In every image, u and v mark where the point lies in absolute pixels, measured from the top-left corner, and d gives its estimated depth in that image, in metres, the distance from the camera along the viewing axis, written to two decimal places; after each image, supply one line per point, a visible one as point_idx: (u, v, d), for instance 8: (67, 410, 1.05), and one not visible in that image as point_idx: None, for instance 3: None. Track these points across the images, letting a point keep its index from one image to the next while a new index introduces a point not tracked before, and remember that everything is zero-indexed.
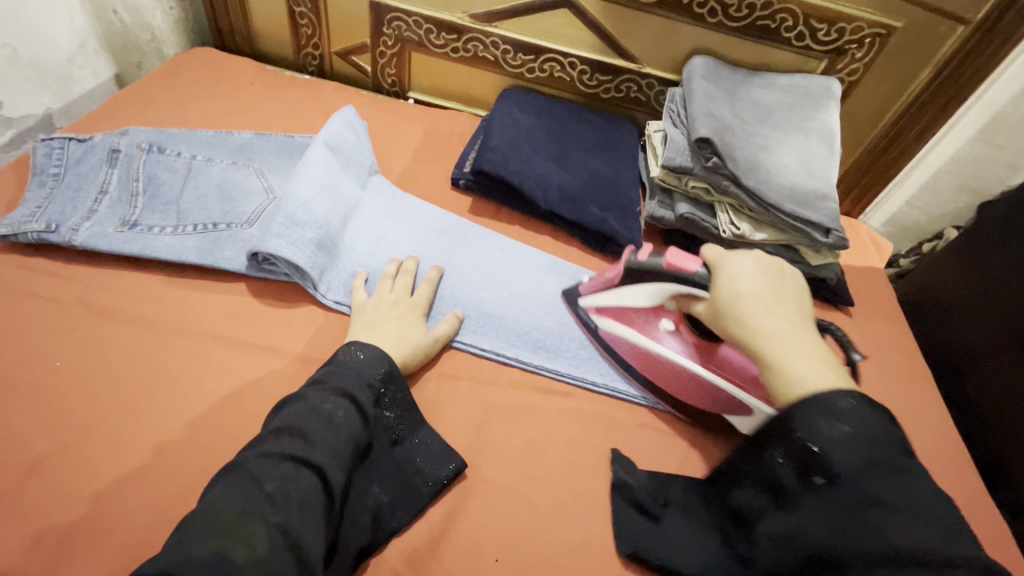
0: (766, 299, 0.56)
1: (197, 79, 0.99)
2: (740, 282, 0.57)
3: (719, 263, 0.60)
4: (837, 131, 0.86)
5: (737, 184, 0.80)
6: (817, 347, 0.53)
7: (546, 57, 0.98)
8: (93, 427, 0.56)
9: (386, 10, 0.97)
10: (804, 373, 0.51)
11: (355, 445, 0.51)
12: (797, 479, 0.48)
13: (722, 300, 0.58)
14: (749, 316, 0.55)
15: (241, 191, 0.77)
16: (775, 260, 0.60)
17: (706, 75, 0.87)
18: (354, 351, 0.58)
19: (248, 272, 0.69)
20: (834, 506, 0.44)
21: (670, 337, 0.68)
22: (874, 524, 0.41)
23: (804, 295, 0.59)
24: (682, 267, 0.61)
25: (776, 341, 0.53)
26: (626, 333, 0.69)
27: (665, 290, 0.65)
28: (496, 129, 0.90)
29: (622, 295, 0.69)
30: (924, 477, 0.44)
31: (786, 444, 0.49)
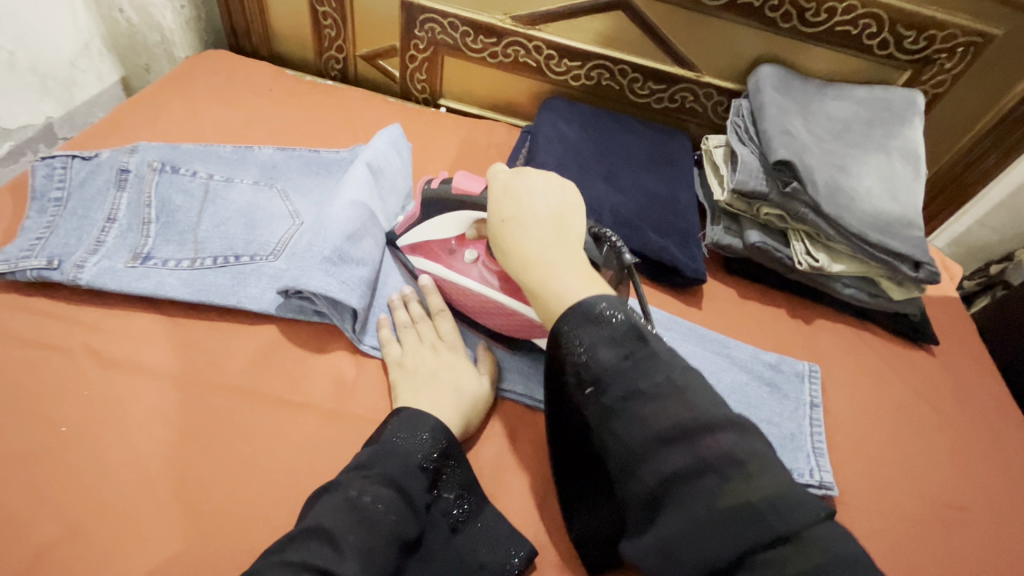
0: (529, 220, 0.51)
1: (212, 86, 0.91)
2: (510, 203, 0.52)
3: (493, 184, 0.55)
4: (922, 151, 0.78)
5: (816, 210, 0.72)
6: (584, 266, 0.48)
7: (594, 63, 0.89)
8: (106, 505, 0.49)
9: (419, 11, 0.89)
10: (563, 294, 0.46)
11: (399, 544, 0.44)
12: (572, 390, 0.45)
13: (491, 226, 0.53)
14: (509, 241, 0.50)
15: (264, 216, 0.69)
16: (552, 177, 0.55)
17: (778, 87, 0.79)
18: (397, 423, 0.51)
19: (277, 313, 0.61)
20: (607, 410, 0.42)
21: (472, 267, 0.63)
22: (642, 417, 0.41)
23: (579, 210, 0.54)
24: (470, 189, 0.59)
25: (533, 264, 0.48)
26: (436, 271, 0.64)
27: (465, 219, 0.60)
28: (541, 144, 0.82)
29: (427, 229, 0.64)
30: (670, 349, 0.44)
31: (560, 362, 0.45)
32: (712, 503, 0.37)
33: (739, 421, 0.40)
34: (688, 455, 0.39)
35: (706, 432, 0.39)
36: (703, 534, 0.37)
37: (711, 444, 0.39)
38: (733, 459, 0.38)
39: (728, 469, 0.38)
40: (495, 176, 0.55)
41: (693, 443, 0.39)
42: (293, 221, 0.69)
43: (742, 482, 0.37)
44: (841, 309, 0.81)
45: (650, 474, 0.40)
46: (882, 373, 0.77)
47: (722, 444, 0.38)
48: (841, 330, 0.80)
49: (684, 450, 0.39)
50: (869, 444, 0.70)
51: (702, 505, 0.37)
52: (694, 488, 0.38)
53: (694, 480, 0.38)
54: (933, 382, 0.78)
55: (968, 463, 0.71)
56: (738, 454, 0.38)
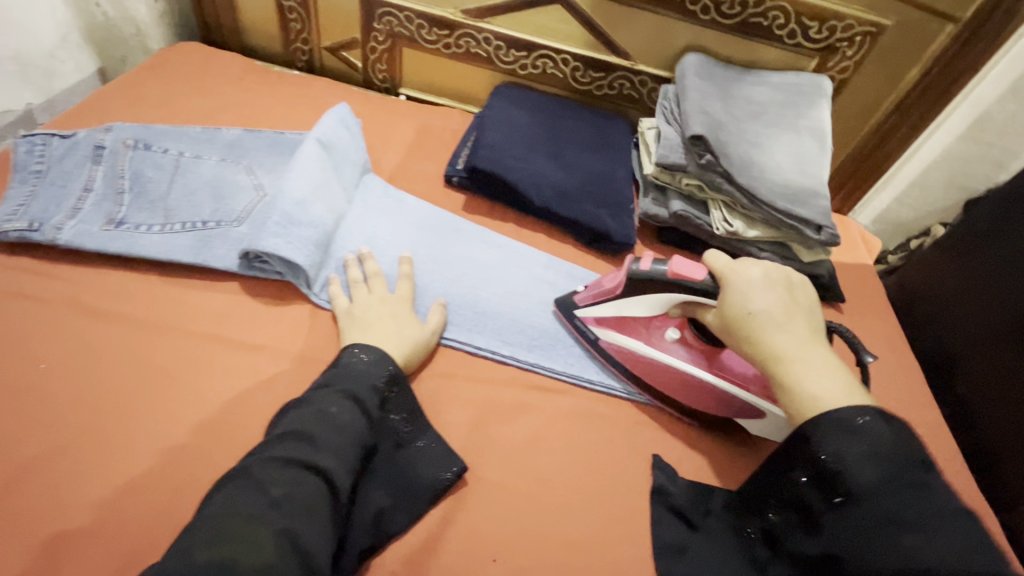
0: (779, 316, 0.56)
1: (185, 74, 0.98)
2: (755, 297, 0.57)
3: (731, 277, 0.59)
4: (828, 129, 0.87)
5: (731, 181, 0.80)
6: (829, 361, 0.54)
7: (539, 54, 0.98)
8: (82, 429, 0.55)
9: (377, 5, 0.96)
10: (820, 396, 0.51)
11: (362, 448, 0.51)
12: (819, 499, 0.49)
13: (735, 319, 0.58)
14: (762, 338, 0.55)
15: (231, 189, 0.76)
16: (782, 271, 0.60)
17: (699, 73, 0.88)
18: (357, 353, 0.57)
19: (240, 271, 0.68)
20: (859, 523, 0.45)
21: (677, 346, 0.68)
22: (898, 542, 0.42)
23: (813, 305, 0.59)
24: (690, 275, 0.62)
25: (785, 358, 0.54)
26: (627, 343, 0.69)
27: (671, 300, 0.65)
28: (488, 125, 0.90)
29: (625, 305, 0.68)
30: (947, 492, 0.44)
31: (806, 463, 0.51)
32: None
33: None
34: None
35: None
36: None
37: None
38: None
39: None
40: (747, 267, 0.60)
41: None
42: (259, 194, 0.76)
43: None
44: None
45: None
46: None
47: None
48: None
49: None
50: None
51: None
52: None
53: None
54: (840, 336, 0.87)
55: None
56: None
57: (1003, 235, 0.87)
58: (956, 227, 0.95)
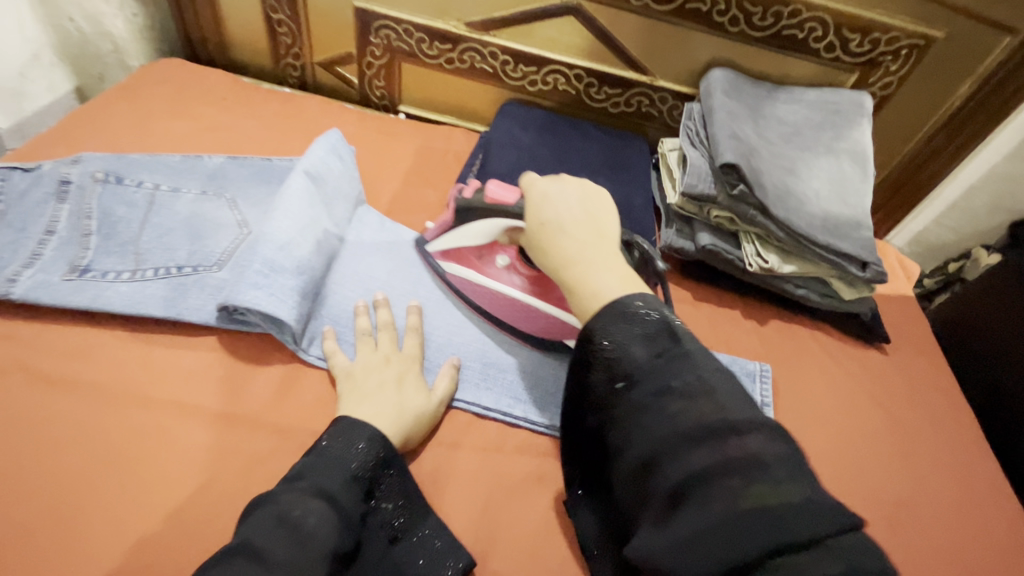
0: (570, 224, 0.53)
1: (165, 93, 0.90)
2: (550, 210, 0.55)
3: (531, 192, 0.57)
4: (870, 151, 0.79)
5: (764, 212, 0.72)
6: (614, 264, 0.51)
7: (550, 69, 0.90)
8: (30, 523, 0.48)
9: (373, 18, 0.88)
10: (599, 293, 0.49)
11: (332, 558, 0.43)
12: (601, 395, 0.46)
13: (531, 232, 0.55)
14: (550, 245, 0.53)
15: (212, 226, 0.69)
16: (584, 184, 0.58)
17: (727, 91, 0.80)
18: (336, 433, 0.50)
19: (218, 325, 0.60)
20: (635, 403, 0.43)
21: (507, 272, 0.66)
22: (667, 410, 0.41)
23: (612, 217, 0.56)
24: (504, 200, 0.60)
25: (571, 263, 0.51)
26: (464, 272, 0.68)
27: (495, 228, 0.63)
28: (495, 150, 0.82)
29: (459, 234, 0.67)
30: (708, 357, 0.45)
31: (588, 360, 0.47)
32: (737, 503, 0.36)
33: (774, 428, 0.40)
34: (714, 454, 0.38)
35: (731, 433, 0.39)
36: (724, 533, 0.35)
37: (737, 443, 0.39)
38: (757, 459, 0.38)
39: (754, 468, 0.37)
40: (547, 181, 0.58)
41: (718, 440, 0.39)
42: (242, 230, 0.69)
43: (770, 483, 0.37)
44: (794, 310, 0.82)
45: (676, 471, 0.39)
46: (832, 372, 0.77)
47: (746, 445, 0.38)
48: (794, 330, 0.80)
49: (712, 447, 0.39)
50: (819, 445, 0.70)
51: (720, 501, 0.37)
52: (716, 486, 0.37)
53: (715, 476, 0.37)
54: (885, 380, 0.79)
55: (916, 460, 0.72)
56: (759, 457, 0.38)
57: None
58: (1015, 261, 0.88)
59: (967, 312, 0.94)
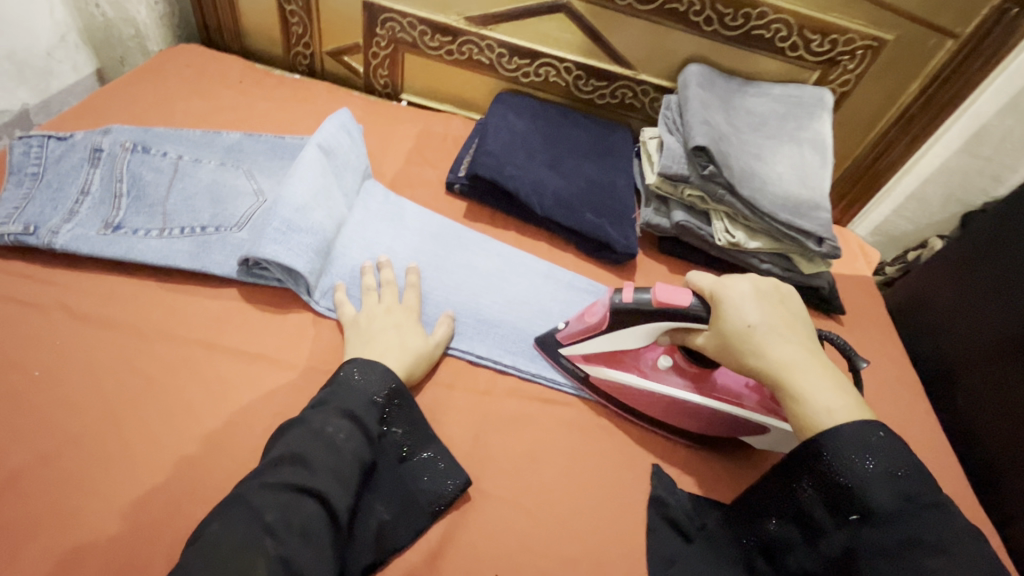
0: (777, 329, 0.55)
1: (184, 76, 0.97)
2: (753, 311, 0.56)
3: (723, 292, 0.58)
4: (829, 141, 0.88)
5: (733, 192, 0.80)
6: (831, 373, 0.53)
7: (542, 62, 0.98)
8: (76, 438, 0.54)
9: (380, 10, 0.96)
10: (830, 409, 0.50)
11: (361, 465, 0.50)
12: (831, 519, 0.49)
13: (733, 333, 0.56)
14: (764, 351, 0.54)
15: (232, 193, 0.76)
16: (770, 284, 0.59)
17: (701, 83, 0.88)
18: (356, 368, 0.57)
19: (239, 278, 0.67)
20: (877, 546, 0.45)
21: (669, 373, 0.65)
22: (923, 567, 0.43)
23: (801, 315, 0.58)
24: (678, 303, 0.58)
25: (792, 371, 0.53)
26: (624, 379, 0.65)
27: (661, 329, 0.61)
28: (489, 133, 0.90)
29: (610, 342, 0.64)
30: (954, 510, 0.46)
31: (816, 481, 0.49)
32: None
33: None
34: None
35: None
36: None
37: None
38: None
39: None
40: (737, 281, 0.58)
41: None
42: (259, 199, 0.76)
43: None
44: None
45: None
46: None
47: None
48: None
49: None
50: None
51: None
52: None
53: None
54: None
55: None
56: None
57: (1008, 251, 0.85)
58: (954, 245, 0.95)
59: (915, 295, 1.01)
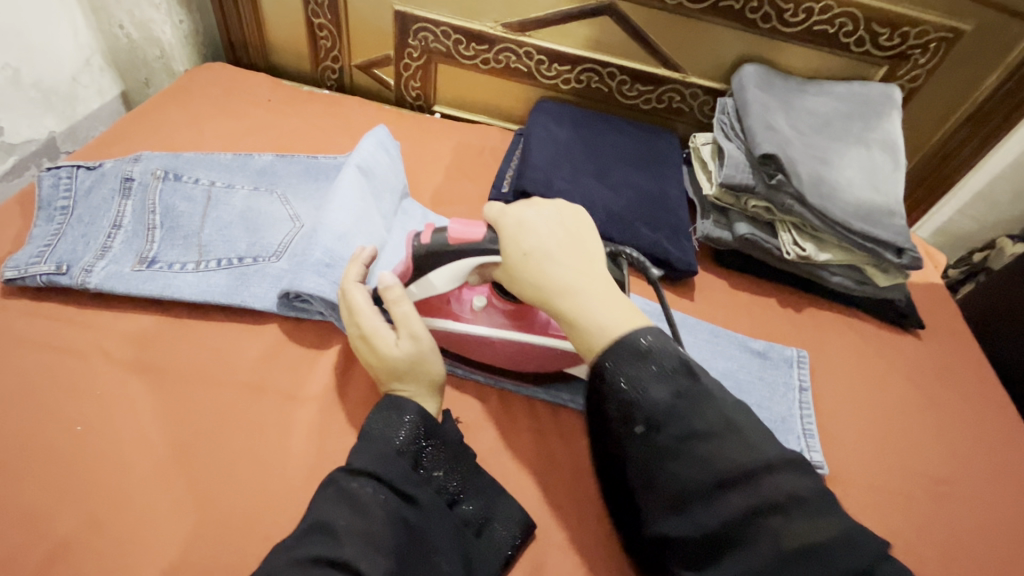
0: (555, 253, 0.52)
1: (213, 96, 0.93)
2: (532, 239, 0.53)
3: (505, 222, 0.54)
4: (900, 142, 0.82)
5: (802, 202, 0.74)
6: (615, 296, 0.51)
7: (584, 67, 0.92)
8: (120, 498, 0.50)
9: (412, 20, 0.91)
10: (603, 328, 0.49)
11: (398, 525, 0.46)
12: (628, 436, 0.47)
13: (514, 265, 0.53)
14: (542, 278, 0.51)
15: (268, 220, 0.71)
16: (560, 210, 0.57)
17: (760, 85, 0.82)
18: (371, 415, 0.52)
19: (279, 311, 0.63)
20: (661, 449, 0.45)
21: (484, 313, 0.62)
22: (700, 455, 0.44)
23: (592, 235, 0.56)
24: (469, 238, 0.56)
25: (570, 298, 0.50)
26: (441, 324, 0.63)
27: (465, 269, 0.57)
28: (532, 146, 0.85)
29: (417, 290, 0.60)
30: (718, 390, 0.48)
31: (603, 398, 0.48)
32: (779, 543, 0.41)
33: (793, 459, 0.45)
34: (750, 497, 0.42)
35: (764, 473, 0.43)
36: (783, 567, 0.40)
37: (771, 483, 0.43)
38: (794, 496, 0.42)
39: (785, 505, 0.42)
40: (516, 209, 0.55)
41: (752, 483, 0.43)
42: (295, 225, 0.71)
43: (800, 516, 0.42)
44: (827, 297, 0.84)
45: (711, 518, 0.43)
46: (868, 355, 0.79)
47: (776, 483, 0.42)
48: (830, 317, 0.82)
49: (744, 492, 0.43)
50: (862, 428, 0.72)
51: (762, 537, 0.41)
52: (761, 528, 0.42)
53: (756, 517, 0.42)
54: (920, 362, 0.80)
55: (955, 439, 0.73)
56: (794, 491, 0.42)
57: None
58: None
59: (997, 298, 0.94)
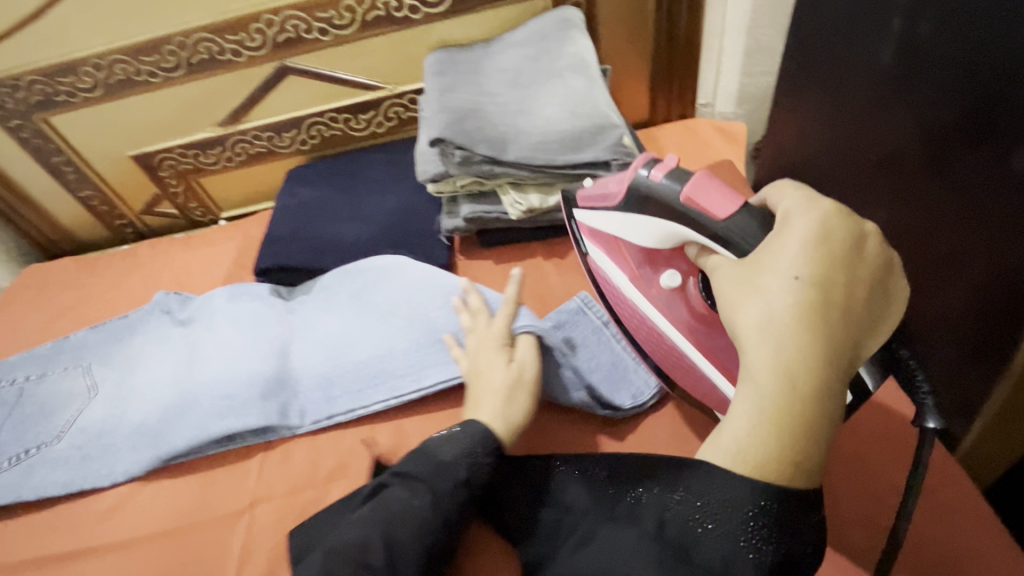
0: (818, 317, 0.38)
1: (26, 296, 1.02)
2: (859, 292, 0.39)
3: (784, 240, 0.42)
4: (588, 56, 0.81)
5: (498, 162, 0.74)
6: (834, 392, 0.37)
7: (309, 124, 0.96)
8: None
9: (149, 156, 0.98)
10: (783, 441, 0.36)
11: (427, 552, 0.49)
12: (671, 534, 0.42)
13: (763, 282, 0.40)
14: (775, 325, 0.38)
15: (67, 399, 0.76)
16: (878, 270, 0.41)
17: (438, 70, 0.83)
18: (460, 429, 0.55)
19: (62, 491, 0.68)
20: None
21: (672, 295, 0.59)
22: None
23: (879, 323, 0.40)
24: (707, 208, 0.50)
25: (777, 348, 0.37)
26: (614, 271, 0.62)
27: (680, 234, 0.54)
28: (277, 220, 0.89)
29: (624, 224, 0.59)
30: None
31: (693, 500, 0.40)
32: None
33: None
34: None
35: None
36: None
37: None
38: None
39: None
40: (876, 245, 0.41)
41: None
42: (171, 356, 0.75)
43: None
44: None
45: None
46: None
47: None
48: None
49: None
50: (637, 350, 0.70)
51: None
52: None
53: None
54: None
55: None
56: None
57: (859, 26, 0.58)
58: (828, 72, 0.64)
59: (812, 153, 0.71)
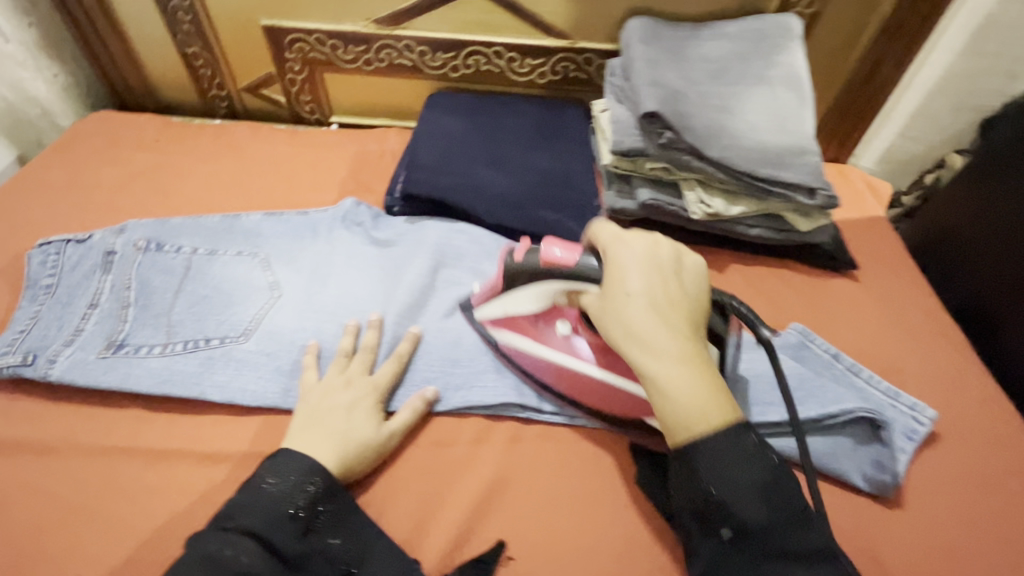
0: (657, 308, 0.48)
1: (95, 145, 0.90)
2: (674, 286, 0.50)
3: (616, 253, 0.52)
4: (804, 71, 0.76)
5: (700, 156, 0.69)
6: (700, 357, 0.47)
7: (469, 51, 0.88)
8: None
9: (283, 33, 0.87)
10: (690, 410, 0.45)
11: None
12: (700, 532, 0.45)
13: (612, 301, 0.50)
14: (636, 325, 0.47)
15: (244, 291, 0.67)
16: (674, 258, 0.52)
17: (645, 38, 0.77)
18: (273, 476, 0.49)
19: (152, 390, 0.59)
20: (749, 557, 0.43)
21: (574, 341, 0.60)
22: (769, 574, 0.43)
23: (700, 292, 0.51)
24: (564, 261, 0.55)
25: (649, 345, 0.46)
26: (521, 343, 0.62)
27: (555, 290, 0.57)
28: (421, 144, 0.81)
29: (509, 300, 0.61)
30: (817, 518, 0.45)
31: (685, 488, 0.46)
32: None
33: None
34: None
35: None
36: None
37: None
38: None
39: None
40: (665, 246, 0.53)
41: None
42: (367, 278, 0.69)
43: None
44: (755, 251, 0.80)
45: None
46: (796, 302, 0.75)
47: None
48: (755, 270, 0.78)
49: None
50: None
51: None
52: None
53: None
54: (856, 302, 0.76)
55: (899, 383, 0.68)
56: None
57: None
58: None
59: (991, 248, 0.79)
